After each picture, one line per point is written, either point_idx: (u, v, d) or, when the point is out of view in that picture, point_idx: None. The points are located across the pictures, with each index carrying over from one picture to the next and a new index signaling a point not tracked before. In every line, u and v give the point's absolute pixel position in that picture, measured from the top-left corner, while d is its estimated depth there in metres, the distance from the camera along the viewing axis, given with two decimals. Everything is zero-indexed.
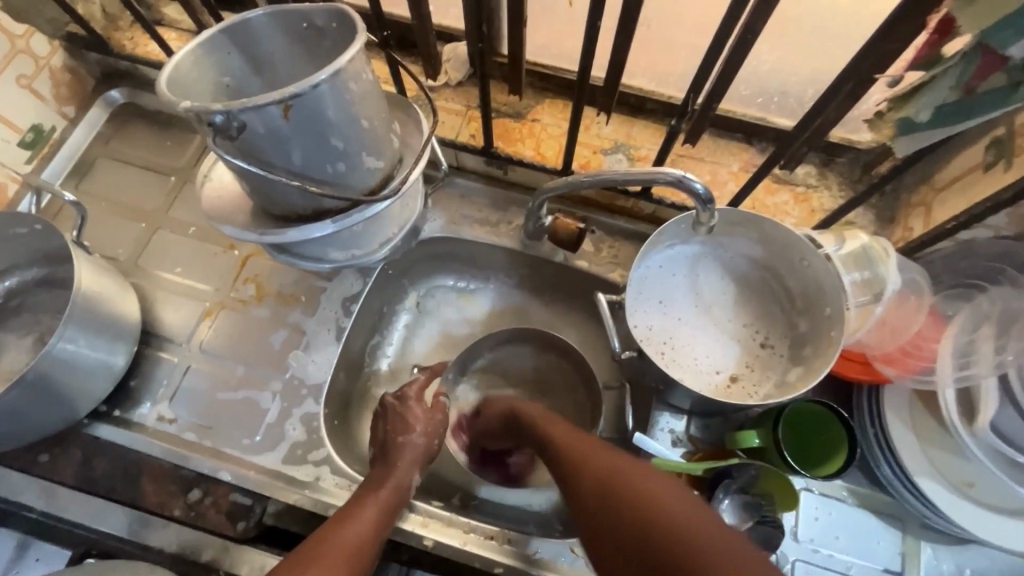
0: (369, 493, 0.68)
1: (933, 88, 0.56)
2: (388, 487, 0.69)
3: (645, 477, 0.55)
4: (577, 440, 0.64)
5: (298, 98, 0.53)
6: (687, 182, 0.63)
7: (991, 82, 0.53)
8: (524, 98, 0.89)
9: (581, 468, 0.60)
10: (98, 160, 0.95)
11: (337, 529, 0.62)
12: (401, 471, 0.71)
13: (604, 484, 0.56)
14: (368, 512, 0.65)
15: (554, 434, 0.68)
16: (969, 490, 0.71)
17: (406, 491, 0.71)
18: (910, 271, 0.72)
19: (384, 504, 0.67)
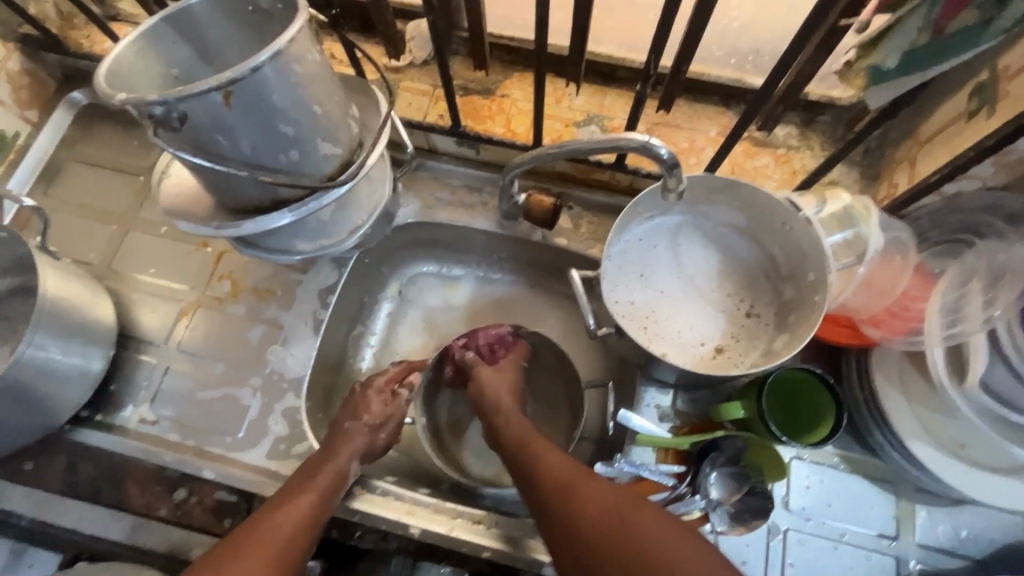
0: (305, 480, 0.66)
1: (901, 28, 0.56)
2: (325, 476, 0.67)
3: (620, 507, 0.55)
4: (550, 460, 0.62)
5: (237, 84, 0.50)
6: (653, 149, 0.60)
7: (960, 20, 0.53)
8: (492, 72, 0.86)
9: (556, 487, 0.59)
10: (67, 164, 0.93)
11: (265, 523, 0.61)
12: (341, 457, 0.70)
13: (579, 511, 0.56)
14: (302, 500, 0.64)
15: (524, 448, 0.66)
16: (962, 450, 0.70)
17: (345, 478, 0.69)
18: (894, 230, 0.69)
19: (322, 491, 0.66)
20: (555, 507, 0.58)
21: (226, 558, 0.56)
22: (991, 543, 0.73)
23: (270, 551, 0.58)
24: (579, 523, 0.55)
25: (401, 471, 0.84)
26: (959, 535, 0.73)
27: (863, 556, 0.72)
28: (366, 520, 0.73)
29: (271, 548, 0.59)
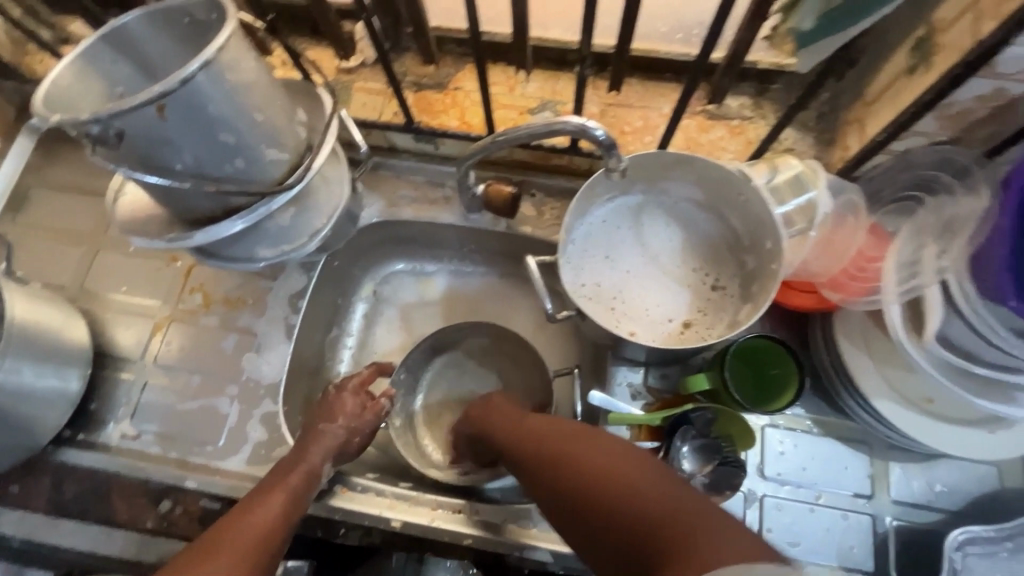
0: (276, 482, 0.68)
1: None
2: (296, 475, 0.69)
3: (630, 466, 0.54)
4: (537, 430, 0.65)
5: (169, 97, 0.51)
6: (590, 130, 0.61)
7: None
8: (443, 66, 0.87)
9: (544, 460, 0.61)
10: (33, 190, 0.94)
11: (240, 523, 0.62)
12: (312, 458, 0.71)
13: (581, 479, 0.55)
14: (273, 501, 0.65)
15: (532, 432, 0.65)
16: (929, 405, 0.70)
17: (318, 477, 0.71)
18: (847, 192, 0.70)
19: (292, 492, 0.67)
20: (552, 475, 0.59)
21: (199, 559, 0.57)
22: (965, 495, 0.73)
23: (241, 549, 0.59)
24: (591, 496, 0.53)
25: (385, 468, 0.85)
26: (934, 490, 0.74)
27: (840, 516, 0.73)
28: (349, 518, 0.74)
29: (246, 549, 0.60)
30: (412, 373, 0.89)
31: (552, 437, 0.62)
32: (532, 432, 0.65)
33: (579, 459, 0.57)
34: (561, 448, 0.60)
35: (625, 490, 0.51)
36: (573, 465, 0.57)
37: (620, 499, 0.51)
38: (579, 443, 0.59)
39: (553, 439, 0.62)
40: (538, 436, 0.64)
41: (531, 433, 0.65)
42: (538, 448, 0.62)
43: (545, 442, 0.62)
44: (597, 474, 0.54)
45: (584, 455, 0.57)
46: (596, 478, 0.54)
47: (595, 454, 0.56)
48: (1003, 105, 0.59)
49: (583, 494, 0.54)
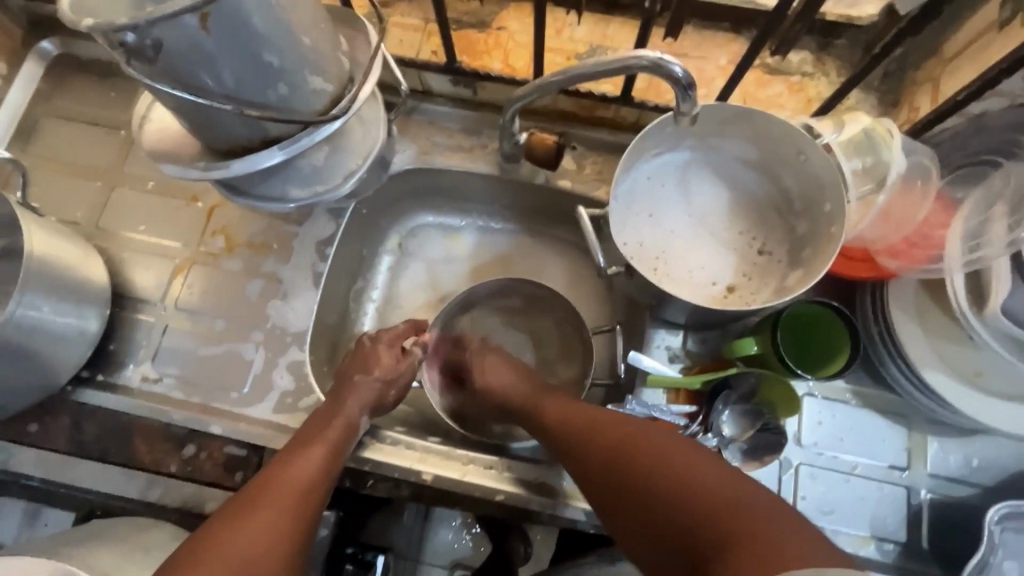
0: (315, 434, 0.66)
1: None
2: (335, 428, 0.67)
3: (700, 467, 0.51)
4: (578, 411, 0.64)
5: (213, 5, 0.46)
6: (665, 65, 0.56)
7: None
8: (487, 3, 0.81)
9: (590, 440, 0.60)
10: (44, 120, 0.89)
11: (278, 476, 0.61)
12: (348, 411, 0.69)
13: (637, 468, 0.54)
14: (314, 454, 0.64)
15: (579, 418, 0.63)
16: (978, 379, 0.69)
17: (356, 429, 0.69)
18: (917, 154, 0.66)
19: (332, 445, 0.66)
20: (597, 460, 0.58)
21: (242, 512, 0.57)
22: (1001, 472, 0.73)
23: (287, 504, 0.59)
24: (647, 486, 0.53)
25: (411, 423, 0.84)
26: (971, 464, 0.73)
27: (875, 487, 0.72)
28: (378, 469, 0.73)
29: (288, 505, 0.59)
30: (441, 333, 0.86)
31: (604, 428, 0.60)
32: (578, 419, 0.63)
33: (638, 457, 0.55)
34: (618, 443, 0.57)
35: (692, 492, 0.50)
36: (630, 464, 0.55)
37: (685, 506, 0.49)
38: (643, 436, 0.56)
39: (611, 431, 0.59)
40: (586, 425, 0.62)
41: (580, 420, 0.63)
42: (593, 436, 0.60)
43: (598, 429, 0.60)
44: (653, 474, 0.53)
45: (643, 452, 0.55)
46: (663, 474, 0.52)
47: (665, 449, 0.54)
48: None
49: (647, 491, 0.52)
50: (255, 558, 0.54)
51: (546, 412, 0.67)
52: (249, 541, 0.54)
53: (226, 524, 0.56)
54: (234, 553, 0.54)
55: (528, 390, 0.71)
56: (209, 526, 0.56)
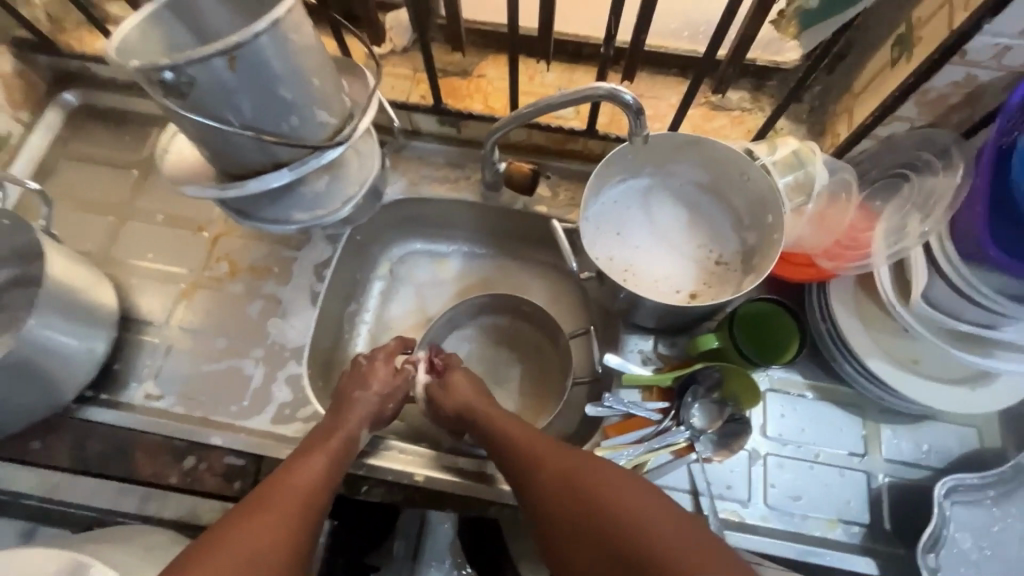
0: (317, 444, 0.71)
1: None
2: (337, 439, 0.72)
3: (639, 507, 0.58)
4: (529, 439, 0.69)
5: (241, 49, 0.55)
6: (618, 95, 0.67)
7: None
8: (468, 55, 0.93)
9: (540, 472, 0.66)
10: (61, 162, 0.96)
11: (284, 484, 0.65)
12: (349, 424, 0.74)
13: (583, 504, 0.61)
14: (315, 462, 0.68)
15: (528, 453, 0.68)
16: (916, 365, 0.76)
17: (356, 442, 0.74)
18: (840, 171, 0.77)
19: (332, 453, 0.70)
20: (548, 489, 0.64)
21: (243, 519, 0.61)
22: (950, 454, 0.79)
23: (289, 510, 0.63)
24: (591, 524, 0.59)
25: (403, 435, 0.88)
26: (922, 449, 0.79)
27: (837, 473, 0.78)
28: (373, 473, 0.77)
29: (295, 515, 0.63)
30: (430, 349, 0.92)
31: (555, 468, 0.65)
32: (529, 458, 0.67)
33: (595, 505, 0.60)
34: (564, 479, 0.63)
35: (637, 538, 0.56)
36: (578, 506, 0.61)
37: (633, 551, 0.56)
38: (589, 473, 0.63)
39: (559, 464, 0.65)
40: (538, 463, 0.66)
41: (529, 453, 0.68)
42: (543, 470, 0.65)
43: (546, 462, 0.66)
44: (595, 510, 0.60)
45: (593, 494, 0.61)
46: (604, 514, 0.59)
47: (609, 487, 0.61)
48: (974, 91, 0.67)
49: (592, 527, 0.59)
50: (256, 558, 0.58)
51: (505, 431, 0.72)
52: (248, 545, 0.58)
53: (224, 534, 0.59)
54: (233, 553, 0.57)
55: (487, 407, 0.76)
56: (213, 532, 0.60)
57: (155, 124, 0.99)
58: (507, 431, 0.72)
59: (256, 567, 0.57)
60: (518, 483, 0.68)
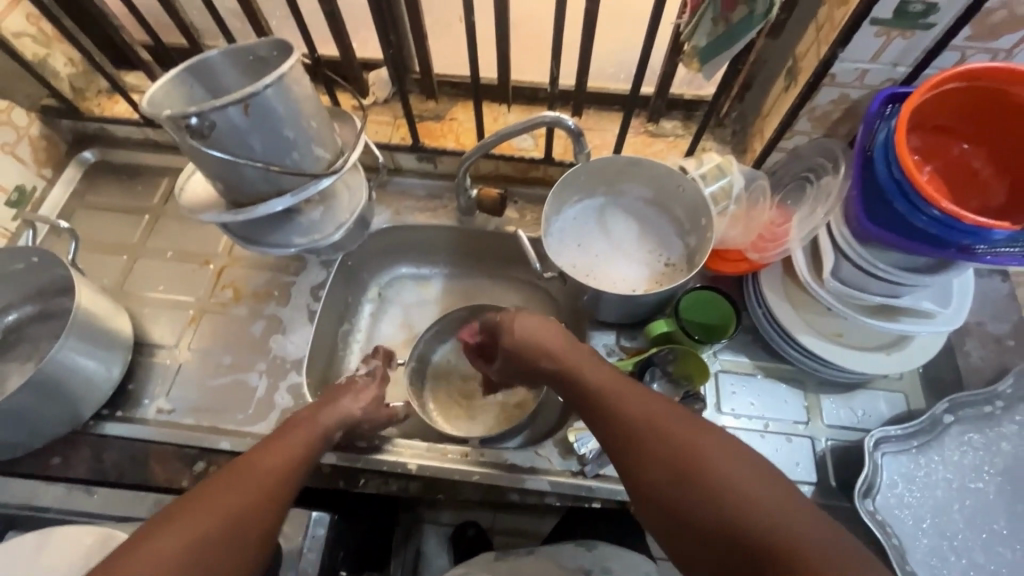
0: (289, 434, 0.72)
1: (702, 21, 0.69)
2: (307, 431, 0.73)
3: (728, 473, 0.58)
4: (614, 386, 0.69)
5: (253, 98, 0.68)
6: (562, 122, 0.82)
7: (738, 12, 0.66)
8: (441, 103, 1.08)
9: (624, 422, 0.65)
10: (79, 211, 1.08)
11: (249, 466, 0.66)
12: (325, 420, 0.76)
13: (669, 457, 0.60)
14: (283, 449, 0.70)
15: (614, 399, 0.67)
16: (841, 338, 0.88)
17: (328, 438, 0.75)
18: (757, 178, 0.92)
19: (301, 443, 0.72)
20: (630, 436, 0.64)
21: (205, 492, 0.62)
22: (883, 415, 0.89)
23: (248, 487, 0.64)
24: (674, 481, 0.59)
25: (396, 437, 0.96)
26: (858, 414, 0.89)
27: (785, 440, 0.88)
28: (369, 465, 0.84)
29: (246, 498, 0.63)
30: (418, 360, 1.02)
31: (654, 426, 0.63)
32: (624, 418, 0.65)
33: (683, 461, 0.60)
34: (652, 431, 0.63)
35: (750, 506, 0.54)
36: (679, 473, 0.59)
37: (746, 519, 0.54)
38: (677, 431, 0.62)
39: (645, 418, 0.64)
40: (639, 419, 0.64)
41: (616, 400, 0.67)
42: (631, 419, 0.65)
43: (635, 413, 0.65)
44: (684, 466, 0.59)
45: (695, 458, 0.59)
46: (693, 473, 0.58)
47: (699, 447, 0.60)
48: (849, 107, 0.83)
49: (677, 480, 0.59)
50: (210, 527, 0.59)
51: (585, 376, 0.71)
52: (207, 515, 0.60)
53: (186, 504, 0.61)
54: (192, 521, 0.59)
55: (569, 348, 0.75)
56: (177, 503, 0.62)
57: (165, 175, 1.11)
58: (589, 373, 0.71)
59: (208, 535, 0.58)
60: (604, 424, 0.68)
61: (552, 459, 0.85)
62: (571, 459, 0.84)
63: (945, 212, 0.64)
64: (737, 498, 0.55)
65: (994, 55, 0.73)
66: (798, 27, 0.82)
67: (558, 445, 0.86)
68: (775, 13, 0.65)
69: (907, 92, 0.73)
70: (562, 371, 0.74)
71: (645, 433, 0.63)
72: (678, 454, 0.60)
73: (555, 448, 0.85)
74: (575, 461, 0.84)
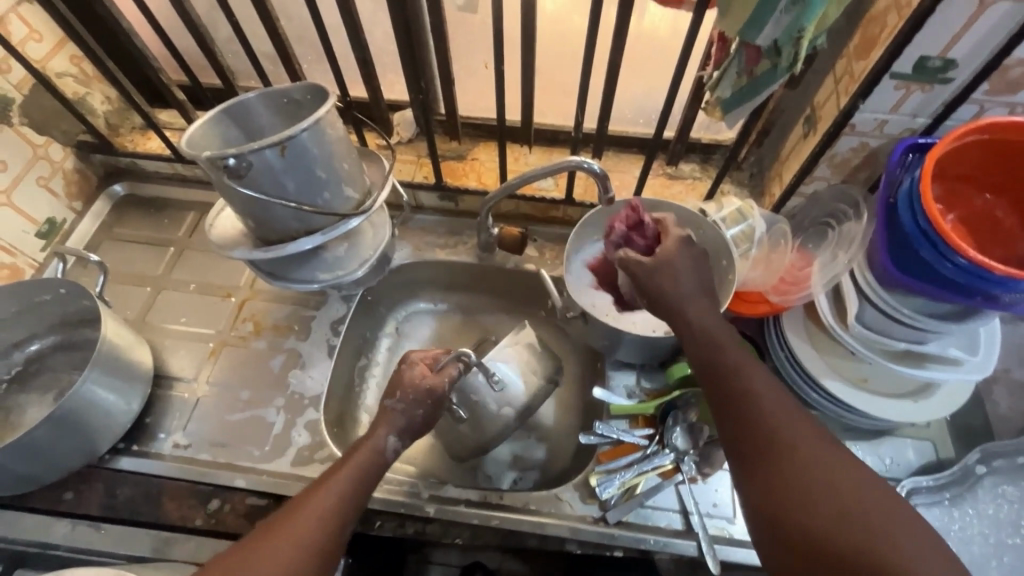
0: (346, 460, 0.72)
1: (725, 75, 0.71)
2: (363, 453, 0.72)
3: (874, 510, 0.55)
4: (757, 385, 0.66)
5: (290, 140, 0.70)
6: (586, 165, 0.83)
7: (761, 66, 0.67)
8: (463, 143, 1.11)
9: (758, 429, 0.63)
10: (106, 243, 1.09)
11: (307, 500, 0.66)
12: (377, 435, 0.75)
13: (812, 477, 0.58)
14: (340, 479, 0.69)
15: (752, 400, 0.65)
16: (865, 383, 0.87)
17: (383, 453, 0.74)
18: (776, 222, 0.93)
19: (359, 469, 0.71)
20: (765, 444, 0.62)
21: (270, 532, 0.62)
22: (912, 464, 0.86)
23: (308, 526, 0.63)
24: (814, 503, 0.57)
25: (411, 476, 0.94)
26: (885, 462, 0.87)
27: None
28: (386, 507, 0.82)
29: (294, 537, 0.62)
30: None
31: (793, 443, 0.61)
32: (761, 423, 0.63)
33: (826, 487, 0.57)
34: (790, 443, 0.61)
35: (892, 548, 0.52)
36: (814, 498, 0.57)
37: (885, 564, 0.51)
38: (817, 457, 0.60)
39: (785, 431, 0.62)
40: (773, 432, 0.62)
41: (755, 402, 0.64)
42: (768, 427, 0.62)
43: (771, 422, 0.63)
44: (827, 492, 0.57)
45: (834, 487, 0.57)
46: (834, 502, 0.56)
47: (841, 476, 0.58)
48: (868, 155, 0.84)
49: (815, 506, 0.57)
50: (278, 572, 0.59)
51: (729, 364, 0.67)
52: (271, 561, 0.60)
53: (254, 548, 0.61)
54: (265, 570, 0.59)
55: (714, 326, 0.70)
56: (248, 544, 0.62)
57: (192, 209, 1.14)
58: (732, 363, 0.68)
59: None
60: (734, 422, 0.65)
61: (573, 503, 0.83)
62: (592, 504, 0.83)
63: (973, 262, 0.64)
64: (874, 535, 0.54)
65: (1013, 109, 0.75)
66: (816, 78, 0.85)
67: (579, 489, 0.84)
68: (800, 66, 0.66)
69: (927, 143, 0.74)
70: (704, 352, 0.69)
71: (783, 446, 0.61)
72: (816, 477, 0.58)
73: (576, 492, 0.84)
74: (597, 506, 0.83)
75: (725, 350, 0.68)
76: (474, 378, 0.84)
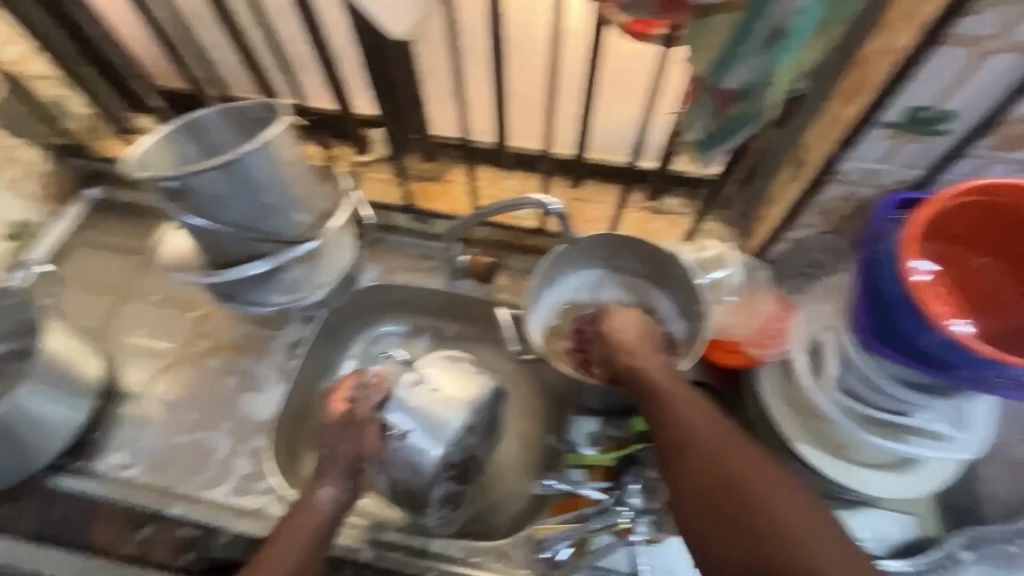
0: (298, 518, 0.72)
1: (695, 116, 0.66)
2: (314, 512, 0.72)
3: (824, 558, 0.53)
4: (703, 426, 0.64)
5: (232, 165, 0.67)
6: (548, 206, 0.79)
7: (734, 108, 0.62)
8: (439, 163, 1.05)
9: (709, 467, 0.61)
10: (76, 246, 1.08)
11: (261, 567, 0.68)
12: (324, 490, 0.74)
13: (762, 522, 0.56)
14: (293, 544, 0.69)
15: (703, 440, 0.63)
16: (844, 450, 0.79)
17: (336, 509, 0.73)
18: (757, 269, 0.86)
19: (312, 530, 0.71)
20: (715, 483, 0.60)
21: None
22: (891, 541, 0.80)
23: None
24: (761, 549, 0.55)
25: None
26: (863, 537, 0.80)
27: None
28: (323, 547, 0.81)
29: None
30: None
31: (745, 484, 0.59)
32: (710, 461, 0.61)
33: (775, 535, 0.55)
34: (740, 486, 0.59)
35: None
36: (761, 541, 0.55)
37: None
38: (768, 498, 0.57)
39: (735, 470, 0.60)
40: (722, 472, 0.60)
41: (707, 442, 0.62)
42: (717, 465, 0.60)
43: (721, 462, 0.61)
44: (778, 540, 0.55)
45: (781, 533, 0.55)
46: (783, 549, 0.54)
47: (794, 521, 0.55)
48: (858, 205, 0.78)
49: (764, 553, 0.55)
50: None
51: (675, 407, 0.66)
52: None
53: None
54: None
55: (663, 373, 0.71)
56: None
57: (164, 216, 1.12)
58: (682, 404, 0.66)
59: None
60: (682, 460, 0.63)
61: (515, 557, 0.80)
62: (536, 559, 0.79)
63: (952, 338, 0.58)
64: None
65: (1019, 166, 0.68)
66: None
67: (524, 543, 0.80)
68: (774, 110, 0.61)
69: (919, 198, 0.68)
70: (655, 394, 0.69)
71: (732, 482, 0.59)
72: (763, 516, 0.56)
73: (520, 546, 0.80)
74: (541, 563, 0.79)
75: (674, 393, 0.68)
76: (401, 390, 0.76)
